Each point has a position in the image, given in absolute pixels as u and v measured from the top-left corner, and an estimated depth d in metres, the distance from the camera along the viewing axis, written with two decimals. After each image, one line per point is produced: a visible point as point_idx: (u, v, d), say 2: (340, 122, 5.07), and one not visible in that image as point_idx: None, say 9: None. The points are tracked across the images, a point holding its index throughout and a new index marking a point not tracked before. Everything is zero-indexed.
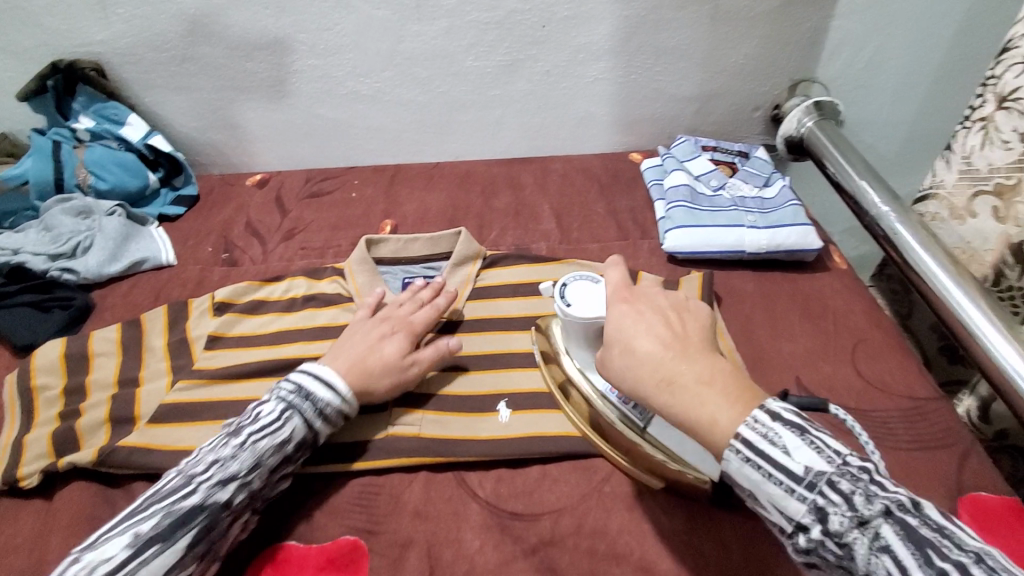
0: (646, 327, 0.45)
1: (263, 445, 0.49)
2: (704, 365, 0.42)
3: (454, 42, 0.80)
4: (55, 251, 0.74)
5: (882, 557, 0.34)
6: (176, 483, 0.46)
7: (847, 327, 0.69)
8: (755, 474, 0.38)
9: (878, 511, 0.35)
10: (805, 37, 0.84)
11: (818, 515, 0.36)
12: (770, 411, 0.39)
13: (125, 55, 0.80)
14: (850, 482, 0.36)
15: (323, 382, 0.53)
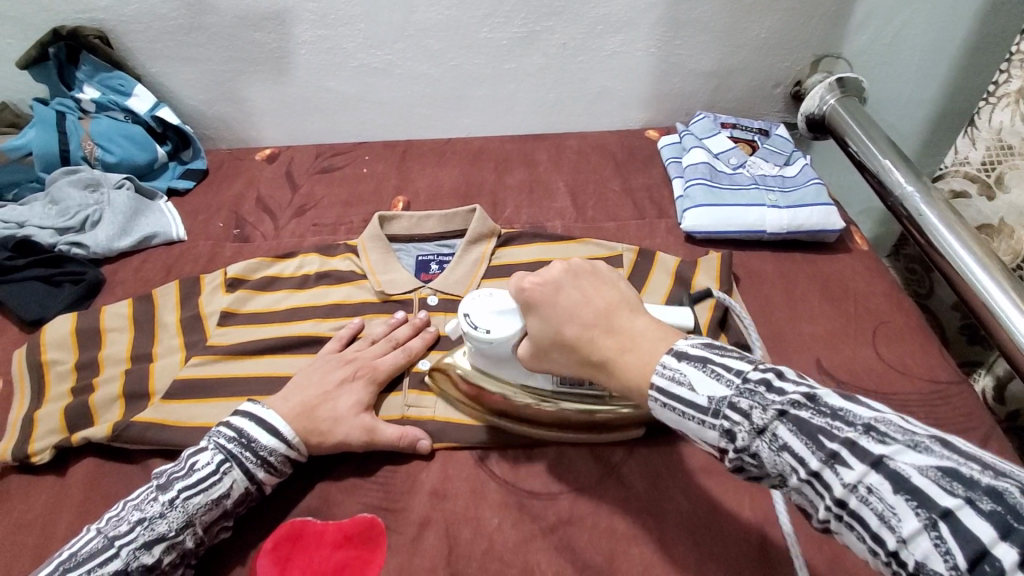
0: (557, 316, 0.46)
1: (196, 502, 0.47)
2: (613, 329, 0.44)
3: (468, 13, 0.78)
4: (63, 225, 0.73)
5: (785, 455, 0.35)
6: (97, 545, 0.44)
7: (868, 310, 0.67)
8: (673, 416, 0.40)
9: (772, 417, 0.36)
10: (830, 10, 0.81)
11: (728, 437, 0.37)
12: (676, 353, 0.41)
13: (131, 23, 0.78)
14: (748, 399, 0.37)
15: (266, 428, 0.51)
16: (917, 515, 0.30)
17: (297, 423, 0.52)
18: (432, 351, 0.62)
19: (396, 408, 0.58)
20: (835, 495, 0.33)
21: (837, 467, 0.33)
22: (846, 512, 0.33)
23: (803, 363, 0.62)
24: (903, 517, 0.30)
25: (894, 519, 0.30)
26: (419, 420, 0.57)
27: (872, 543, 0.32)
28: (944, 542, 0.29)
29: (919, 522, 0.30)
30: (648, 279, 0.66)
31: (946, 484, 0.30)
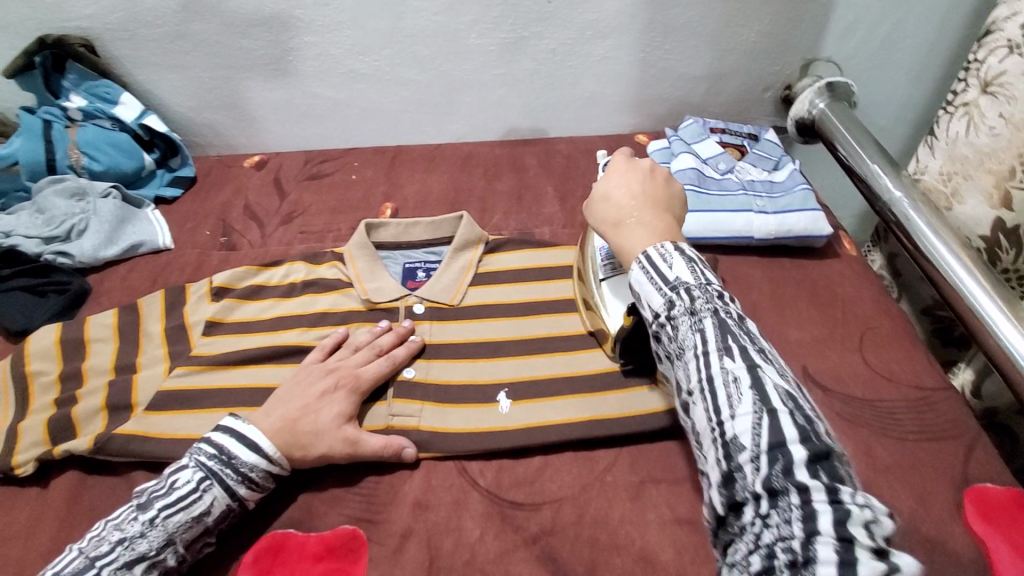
0: (623, 182, 0.51)
1: (175, 521, 0.46)
2: (651, 214, 0.49)
3: (455, 19, 0.78)
4: (49, 235, 0.72)
5: (696, 335, 0.41)
6: (77, 566, 0.44)
7: (856, 315, 0.67)
8: (641, 277, 0.45)
9: (708, 308, 0.42)
10: (819, 15, 0.81)
11: (669, 306, 0.43)
12: (676, 245, 0.45)
13: (116, 32, 0.78)
14: (703, 292, 0.42)
15: (246, 444, 0.50)
16: (754, 406, 0.37)
17: (279, 436, 0.52)
18: (417, 359, 0.61)
19: (380, 417, 0.57)
20: (709, 372, 0.39)
21: (723, 356, 0.39)
22: (706, 387, 0.39)
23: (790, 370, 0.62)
24: (744, 403, 0.37)
25: (737, 403, 0.38)
26: (402, 430, 0.56)
27: (710, 413, 0.39)
28: (761, 427, 0.36)
29: (752, 409, 0.37)
30: None
31: (787, 401, 0.37)
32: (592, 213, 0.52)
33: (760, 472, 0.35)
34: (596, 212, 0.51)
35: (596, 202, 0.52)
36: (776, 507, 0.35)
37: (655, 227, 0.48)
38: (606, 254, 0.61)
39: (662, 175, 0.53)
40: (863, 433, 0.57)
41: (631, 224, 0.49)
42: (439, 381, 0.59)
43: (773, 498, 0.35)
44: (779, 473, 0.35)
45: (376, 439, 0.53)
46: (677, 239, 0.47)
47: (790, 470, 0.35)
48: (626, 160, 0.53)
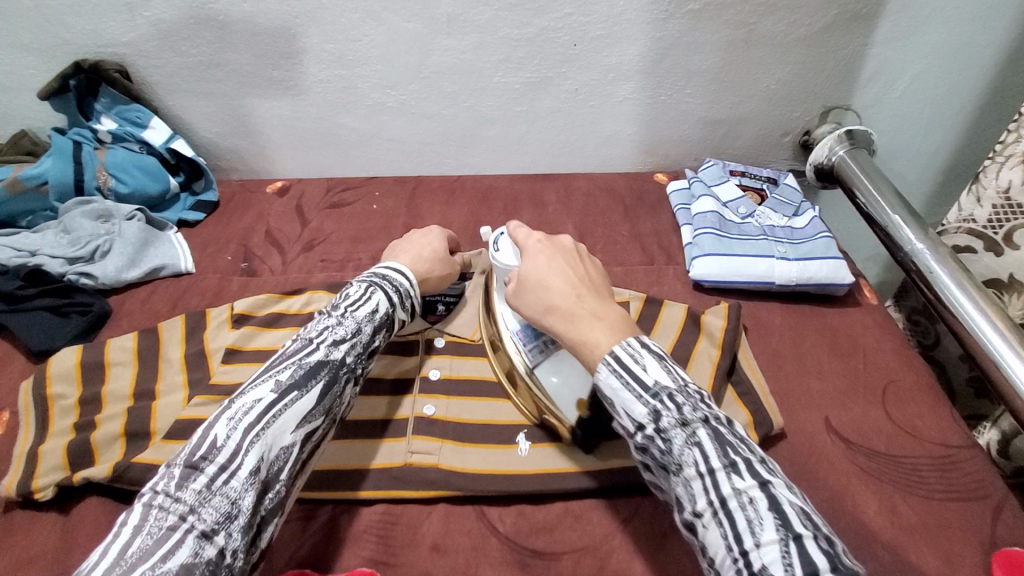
0: (559, 268, 0.51)
1: (361, 314, 0.53)
2: (600, 303, 0.49)
3: (483, 58, 0.79)
4: (73, 255, 0.73)
5: (694, 450, 0.41)
6: (298, 345, 0.50)
7: (877, 367, 0.67)
8: (614, 382, 0.44)
9: (698, 417, 0.42)
10: (840, 65, 0.82)
11: (654, 417, 0.42)
12: (642, 340, 0.46)
13: (150, 57, 0.79)
14: (687, 399, 0.43)
15: (395, 272, 0.59)
16: (778, 533, 0.37)
17: (416, 267, 0.62)
18: (438, 396, 0.61)
19: (399, 454, 0.57)
20: (720, 494, 0.39)
21: (732, 475, 0.40)
22: (722, 511, 0.39)
23: (813, 422, 0.61)
24: (768, 530, 0.37)
25: (760, 530, 0.37)
26: (422, 468, 0.55)
27: (731, 544, 0.38)
28: (790, 557, 0.36)
29: (777, 537, 0.36)
30: (653, 328, 0.67)
31: (805, 521, 0.38)
32: (535, 302, 0.50)
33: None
34: (540, 300, 0.50)
35: (530, 285, 0.51)
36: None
37: (609, 319, 0.48)
38: (527, 338, 0.57)
39: (589, 259, 0.54)
40: (886, 490, 0.56)
41: (586, 315, 0.48)
42: (459, 419, 0.59)
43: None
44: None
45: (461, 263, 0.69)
46: (635, 333, 0.47)
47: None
48: (554, 246, 0.54)
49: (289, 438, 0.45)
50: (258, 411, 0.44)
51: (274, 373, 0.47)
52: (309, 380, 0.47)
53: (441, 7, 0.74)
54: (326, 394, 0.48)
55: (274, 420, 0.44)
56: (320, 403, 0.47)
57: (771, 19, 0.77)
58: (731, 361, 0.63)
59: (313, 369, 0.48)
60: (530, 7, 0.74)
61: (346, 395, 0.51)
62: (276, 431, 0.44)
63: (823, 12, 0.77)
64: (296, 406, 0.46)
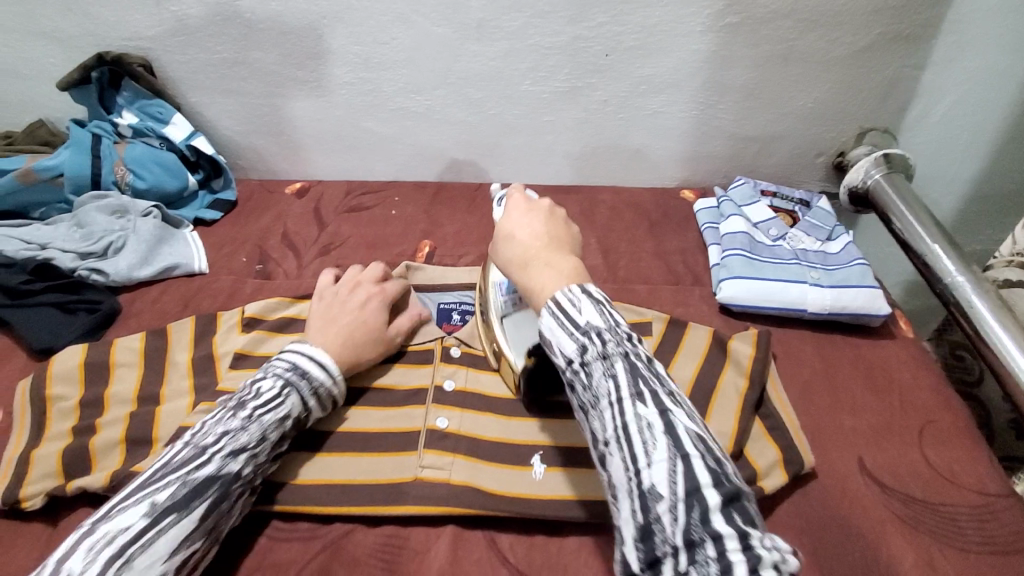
0: (527, 223, 0.51)
1: (267, 419, 0.50)
2: (557, 256, 0.48)
3: (512, 65, 0.77)
4: (86, 250, 0.72)
5: (610, 382, 0.40)
6: (186, 454, 0.46)
7: (914, 406, 0.63)
8: (551, 323, 0.43)
9: (620, 351, 0.41)
10: (881, 86, 0.79)
11: (580, 352, 0.41)
12: (584, 287, 0.44)
13: (174, 53, 0.78)
14: (614, 334, 0.41)
15: (317, 363, 0.54)
16: (668, 452, 0.37)
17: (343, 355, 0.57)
18: (450, 408, 0.58)
19: (410, 468, 0.54)
20: (623, 421, 0.38)
21: (637, 403, 0.39)
22: (622, 435, 0.38)
23: (844, 461, 0.58)
24: (660, 450, 0.37)
25: (654, 454, 0.37)
26: (433, 483, 0.53)
27: (629, 468, 0.38)
28: (676, 475, 0.36)
29: (667, 457, 0.37)
30: (678, 350, 0.64)
31: (699, 446, 0.38)
32: (502, 255, 0.51)
33: (677, 520, 0.35)
34: (504, 254, 0.50)
35: (500, 240, 0.51)
36: (694, 561, 0.34)
37: (562, 269, 0.46)
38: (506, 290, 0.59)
39: (562, 216, 0.53)
40: (922, 540, 0.52)
41: (539, 264, 0.47)
42: (472, 433, 0.56)
43: (691, 550, 0.35)
44: (697, 522, 0.35)
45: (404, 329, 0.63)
46: (584, 280, 0.46)
47: (704, 517, 0.35)
48: (527, 204, 0.53)
49: (160, 568, 0.42)
50: (121, 541, 0.41)
51: (151, 491, 0.44)
52: (191, 500, 0.44)
53: (472, 12, 0.72)
54: (210, 513, 0.45)
55: (142, 550, 0.41)
56: (202, 524, 0.45)
57: (812, 36, 0.74)
58: (760, 393, 0.60)
59: (199, 487, 0.45)
60: (563, 16, 0.73)
61: (237, 504, 0.48)
62: (146, 560, 0.41)
63: (865, 31, 0.74)
64: (171, 532, 0.43)
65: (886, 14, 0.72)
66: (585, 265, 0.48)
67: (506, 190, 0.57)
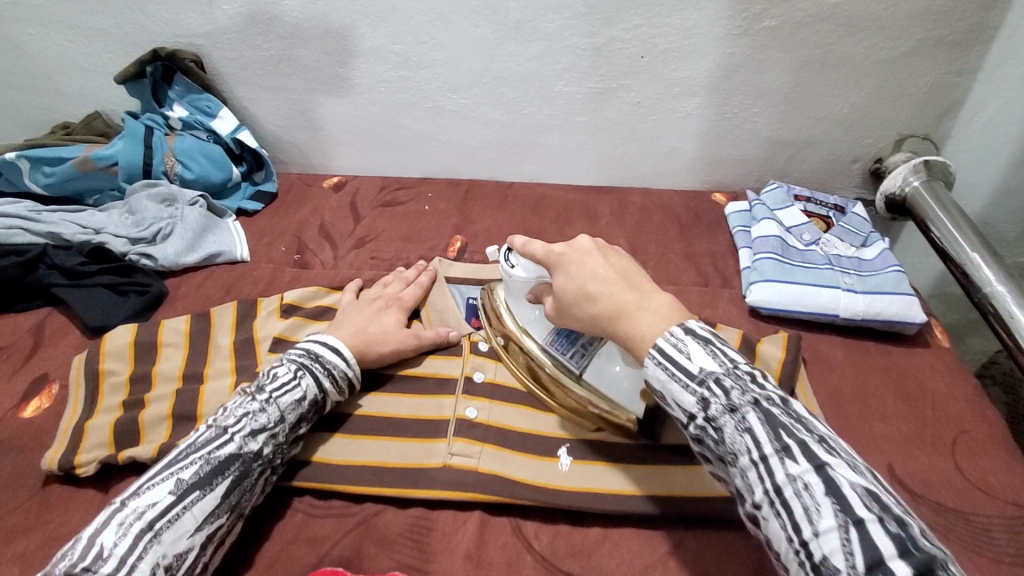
0: (592, 270, 0.50)
1: (285, 401, 0.52)
2: (646, 296, 0.49)
3: (547, 66, 0.78)
4: (136, 236, 0.75)
5: (744, 436, 0.42)
6: (209, 435, 0.49)
7: (947, 415, 0.62)
8: (660, 375, 0.45)
9: (747, 401, 0.43)
10: (921, 92, 0.78)
11: (703, 406, 0.44)
12: (686, 328, 0.46)
13: (224, 50, 0.81)
14: (736, 383, 0.43)
15: (331, 349, 0.57)
16: (836, 517, 0.37)
17: (354, 342, 0.59)
18: (478, 398, 0.59)
19: (439, 454, 0.55)
20: (775, 483, 0.40)
21: (785, 460, 0.40)
22: (778, 500, 0.40)
23: (875, 468, 0.58)
24: (827, 516, 0.37)
25: (817, 517, 0.38)
26: (460, 470, 0.54)
27: (791, 532, 0.38)
28: (850, 542, 0.36)
29: (836, 523, 0.37)
30: None
31: (868, 504, 0.37)
32: (582, 313, 0.50)
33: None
34: (588, 311, 0.50)
35: (573, 300, 0.51)
36: None
37: (661, 312, 0.48)
38: (567, 345, 0.57)
39: (607, 246, 0.54)
40: (954, 550, 0.51)
41: (632, 313, 0.48)
42: (500, 424, 0.57)
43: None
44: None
45: (430, 337, 0.63)
46: (686, 318, 0.48)
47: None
48: (572, 250, 0.53)
49: (186, 543, 0.44)
50: (150, 517, 0.43)
51: (176, 471, 0.46)
52: (214, 477, 0.46)
53: (510, 13, 0.74)
54: (232, 489, 0.47)
55: (169, 525, 0.43)
56: (226, 500, 0.46)
57: (852, 40, 0.74)
58: (788, 396, 0.60)
59: (220, 465, 0.47)
60: (600, 17, 0.74)
61: (259, 484, 0.50)
62: (173, 535, 0.43)
63: (907, 36, 0.73)
64: (195, 508, 0.45)
65: (930, 19, 0.72)
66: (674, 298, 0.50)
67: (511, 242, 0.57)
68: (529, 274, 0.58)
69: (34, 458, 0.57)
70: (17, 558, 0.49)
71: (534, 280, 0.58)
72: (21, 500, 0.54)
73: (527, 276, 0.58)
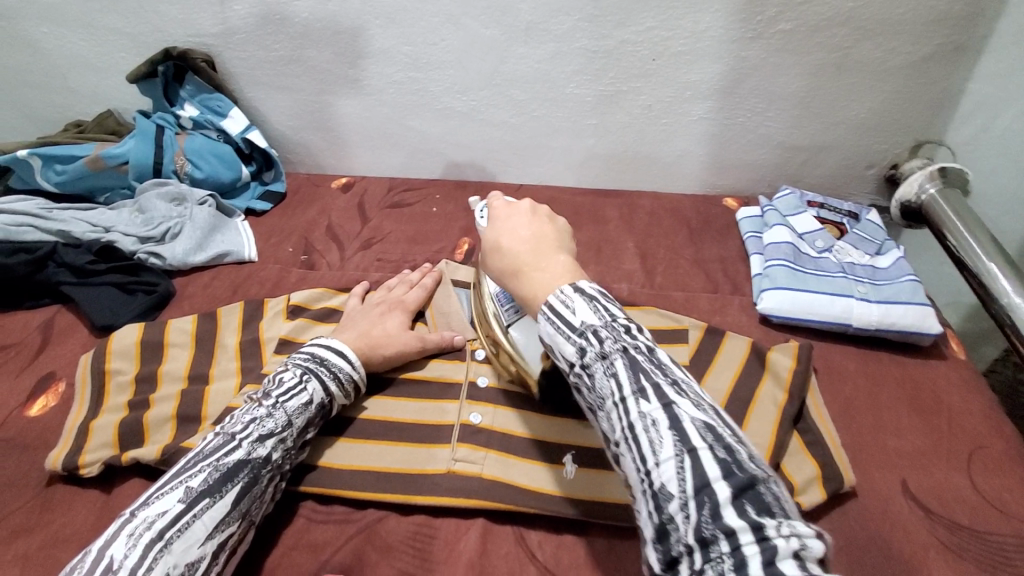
0: (512, 230, 0.50)
1: (292, 406, 0.52)
2: (547, 257, 0.47)
3: (557, 68, 0.78)
4: (145, 235, 0.75)
5: (610, 380, 0.39)
6: (218, 442, 0.49)
7: (964, 429, 0.61)
8: (549, 328, 0.42)
9: (617, 348, 0.40)
10: (939, 97, 0.76)
11: (579, 354, 0.41)
12: (575, 285, 0.44)
13: (235, 50, 0.81)
14: (610, 331, 0.41)
15: (336, 352, 0.57)
16: (675, 448, 0.36)
17: (359, 346, 0.59)
18: (484, 404, 0.59)
19: (443, 461, 0.55)
20: (629, 421, 0.38)
21: (639, 400, 0.38)
22: (630, 436, 0.38)
23: (887, 483, 0.57)
24: (666, 447, 0.36)
25: (659, 449, 0.36)
26: (466, 476, 0.54)
27: (639, 467, 0.37)
28: (684, 471, 0.35)
29: (674, 455, 0.35)
30: (714, 359, 0.63)
31: (705, 436, 0.36)
32: (493, 268, 0.50)
33: (690, 518, 0.34)
34: (496, 265, 0.50)
35: (488, 253, 0.51)
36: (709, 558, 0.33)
37: (554, 272, 0.46)
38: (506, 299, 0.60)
39: (545, 214, 0.52)
40: (970, 570, 0.50)
41: (530, 271, 0.47)
42: (505, 430, 0.57)
43: (705, 548, 0.33)
44: (708, 519, 0.34)
45: (435, 340, 0.63)
46: (579, 279, 0.45)
47: (716, 512, 0.33)
48: (508, 208, 0.53)
49: (198, 551, 0.43)
50: (160, 526, 0.43)
51: (185, 479, 0.46)
52: (224, 484, 0.46)
53: (520, 14, 0.73)
54: (243, 496, 0.47)
55: (180, 534, 0.43)
56: (237, 507, 0.46)
57: (868, 44, 0.72)
58: (800, 407, 0.58)
59: (230, 472, 0.47)
60: (612, 20, 0.73)
61: (269, 489, 0.50)
62: (184, 544, 0.43)
63: (925, 40, 0.72)
64: (206, 516, 0.44)
65: (949, 23, 0.70)
66: (576, 264, 0.47)
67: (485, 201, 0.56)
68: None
69: (40, 456, 0.57)
70: (20, 558, 0.50)
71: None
72: (26, 499, 0.54)
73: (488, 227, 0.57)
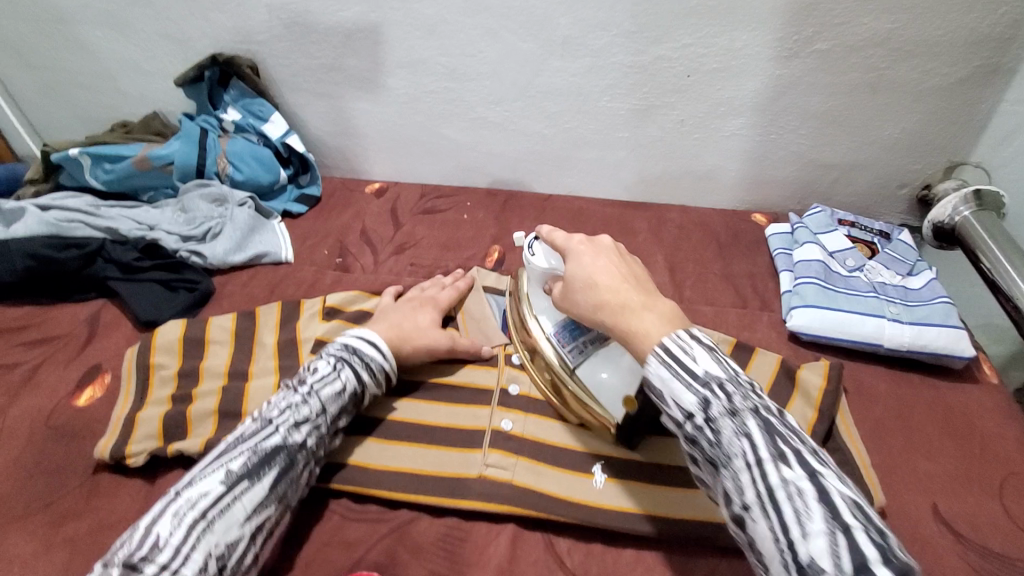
0: (604, 265, 0.51)
1: (325, 393, 0.53)
2: (650, 296, 0.49)
3: (592, 82, 0.79)
4: (187, 234, 0.78)
5: (742, 441, 0.40)
6: (256, 427, 0.50)
7: (996, 455, 0.60)
8: (664, 373, 0.44)
9: (749, 407, 0.41)
10: (975, 119, 0.76)
11: (704, 406, 0.42)
12: (691, 333, 0.45)
13: (279, 57, 0.84)
14: (738, 388, 0.42)
15: (367, 342, 0.58)
16: (825, 523, 0.36)
17: (388, 337, 0.60)
18: (513, 411, 0.60)
19: (474, 466, 0.56)
20: (768, 485, 0.39)
21: (779, 464, 0.39)
22: (768, 502, 0.38)
23: (917, 506, 0.56)
24: (817, 521, 0.36)
25: (807, 520, 0.37)
26: (496, 482, 0.55)
27: (780, 535, 0.37)
28: (838, 548, 0.35)
29: (825, 527, 0.36)
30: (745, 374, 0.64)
31: (856, 514, 0.37)
32: (584, 302, 0.51)
33: None
34: (589, 299, 0.50)
35: (578, 285, 0.51)
36: None
37: (661, 312, 0.48)
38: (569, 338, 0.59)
39: (624, 253, 0.54)
40: None
41: (635, 309, 0.48)
42: (535, 438, 0.58)
43: None
44: None
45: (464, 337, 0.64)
46: (684, 325, 0.47)
47: None
48: (590, 244, 0.53)
49: (238, 532, 0.45)
50: (202, 506, 0.44)
51: (225, 462, 0.48)
52: (261, 467, 0.48)
53: (559, 29, 0.75)
54: (279, 480, 0.48)
55: (221, 514, 0.44)
56: (274, 491, 0.48)
57: (906, 65, 0.72)
58: (828, 427, 0.59)
59: (267, 456, 0.48)
60: (648, 36, 0.74)
61: (304, 475, 0.51)
62: (225, 524, 0.44)
63: (963, 63, 0.72)
64: (245, 497, 0.46)
65: (987, 47, 0.70)
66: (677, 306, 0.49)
67: (546, 236, 0.56)
68: (550, 264, 0.58)
69: (85, 446, 0.59)
70: (68, 542, 0.52)
71: (555, 271, 0.58)
72: (74, 485, 0.56)
73: (548, 266, 0.58)
